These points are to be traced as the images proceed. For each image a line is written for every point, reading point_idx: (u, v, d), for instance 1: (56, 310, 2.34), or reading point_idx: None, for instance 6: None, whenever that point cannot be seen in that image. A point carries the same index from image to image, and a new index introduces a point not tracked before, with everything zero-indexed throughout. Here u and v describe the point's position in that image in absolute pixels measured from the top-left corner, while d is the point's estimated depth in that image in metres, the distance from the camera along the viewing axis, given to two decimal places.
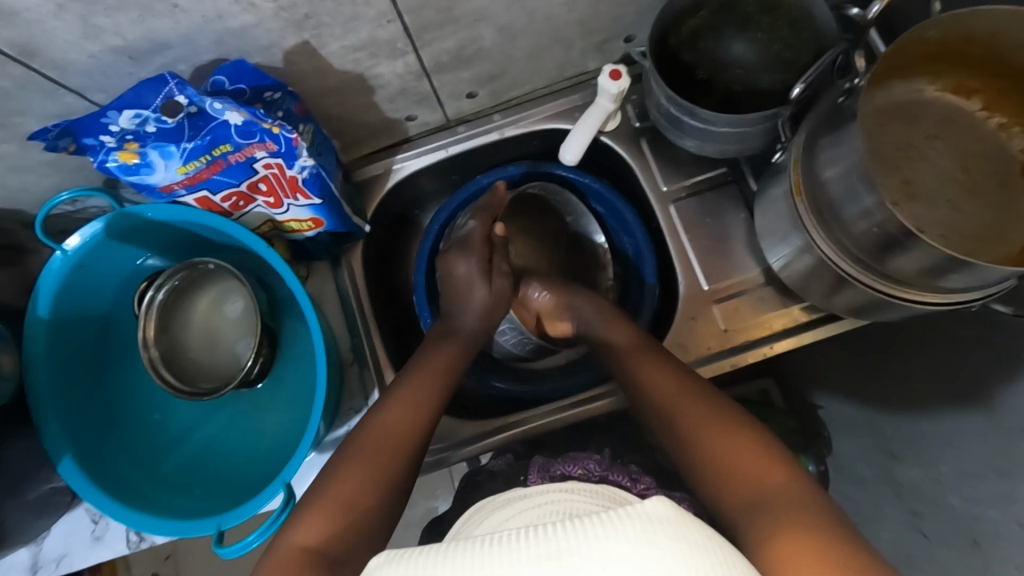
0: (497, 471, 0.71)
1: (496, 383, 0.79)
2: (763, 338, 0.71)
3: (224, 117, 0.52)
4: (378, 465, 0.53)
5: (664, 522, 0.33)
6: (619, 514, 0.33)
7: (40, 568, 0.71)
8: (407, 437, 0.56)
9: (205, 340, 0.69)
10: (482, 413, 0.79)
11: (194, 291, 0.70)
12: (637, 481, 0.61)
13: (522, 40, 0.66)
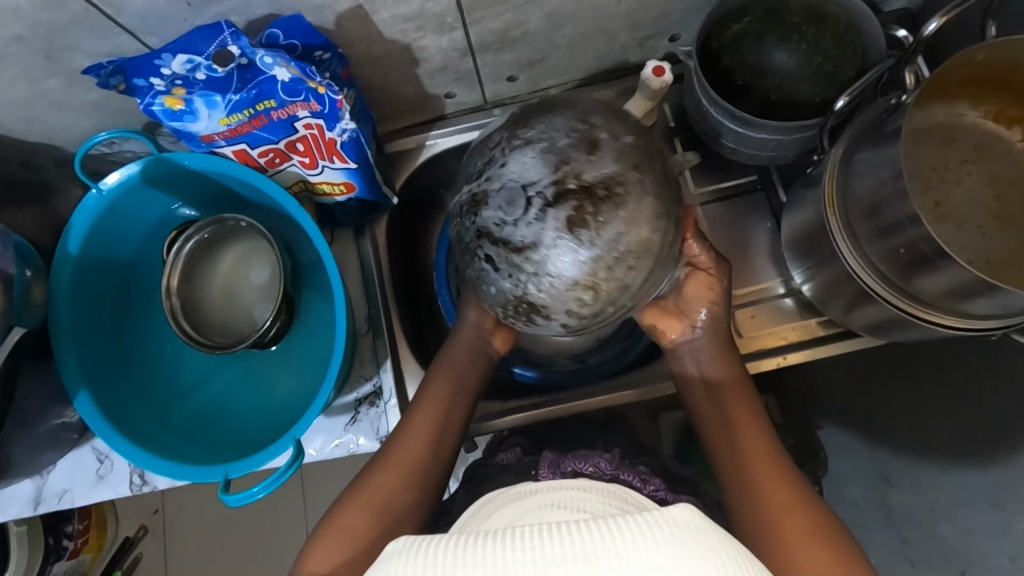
0: (506, 464, 0.69)
1: (515, 367, 0.76)
2: (777, 348, 0.71)
3: (273, 73, 0.53)
4: (409, 459, 0.58)
5: (689, 528, 0.35)
6: (647, 517, 0.35)
7: (42, 501, 0.72)
8: (437, 429, 0.61)
9: (222, 298, 0.70)
10: (490, 390, 0.78)
11: (221, 247, 0.70)
12: (648, 480, 0.62)
13: (567, 28, 0.66)
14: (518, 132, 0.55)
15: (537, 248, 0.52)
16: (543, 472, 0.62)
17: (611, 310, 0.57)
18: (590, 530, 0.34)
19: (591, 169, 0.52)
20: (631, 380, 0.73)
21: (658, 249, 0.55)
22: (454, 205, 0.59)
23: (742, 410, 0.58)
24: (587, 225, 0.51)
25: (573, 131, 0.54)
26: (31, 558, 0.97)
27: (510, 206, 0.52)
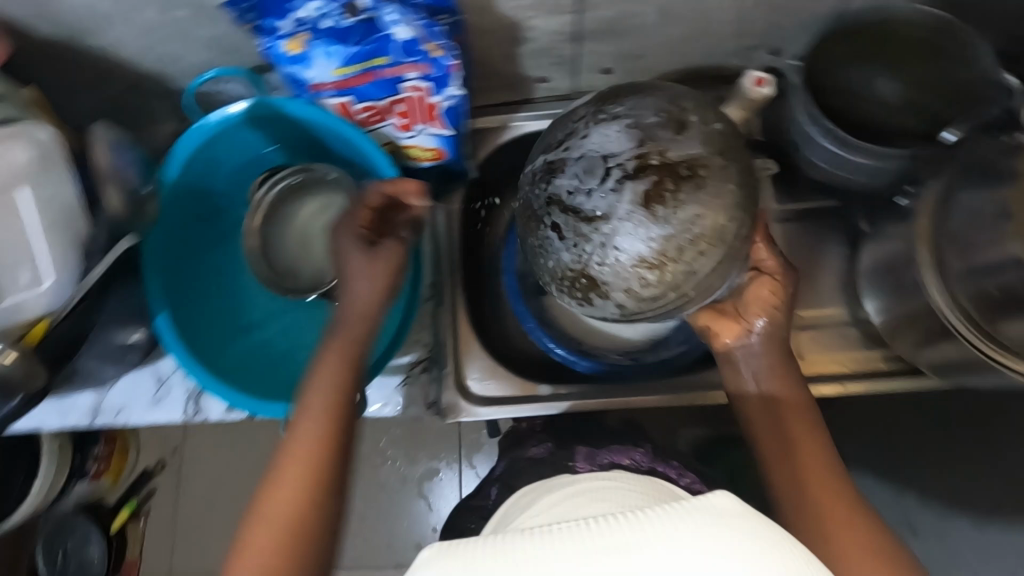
0: (539, 457, 0.77)
1: (555, 347, 0.75)
2: (835, 375, 0.70)
3: (394, 31, 0.54)
4: (308, 467, 0.50)
5: (728, 514, 0.35)
6: (686, 506, 0.35)
7: (99, 415, 0.75)
8: (330, 424, 0.53)
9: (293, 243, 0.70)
10: (526, 369, 0.77)
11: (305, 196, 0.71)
12: (683, 474, 0.68)
13: (675, 26, 0.66)
14: (607, 107, 0.55)
15: (608, 220, 0.52)
16: (580, 464, 0.67)
17: (673, 300, 0.55)
18: (627, 522, 0.35)
19: (677, 148, 0.52)
20: (672, 384, 0.74)
21: (732, 239, 0.53)
22: (534, 161, 0.57)
23: (802, 424, 0.56)
24: (664, 204, 0.51)
25: (663, 111, 0.53)
26: (56, 469, 1.01)
27: (587, 175, 0.53)
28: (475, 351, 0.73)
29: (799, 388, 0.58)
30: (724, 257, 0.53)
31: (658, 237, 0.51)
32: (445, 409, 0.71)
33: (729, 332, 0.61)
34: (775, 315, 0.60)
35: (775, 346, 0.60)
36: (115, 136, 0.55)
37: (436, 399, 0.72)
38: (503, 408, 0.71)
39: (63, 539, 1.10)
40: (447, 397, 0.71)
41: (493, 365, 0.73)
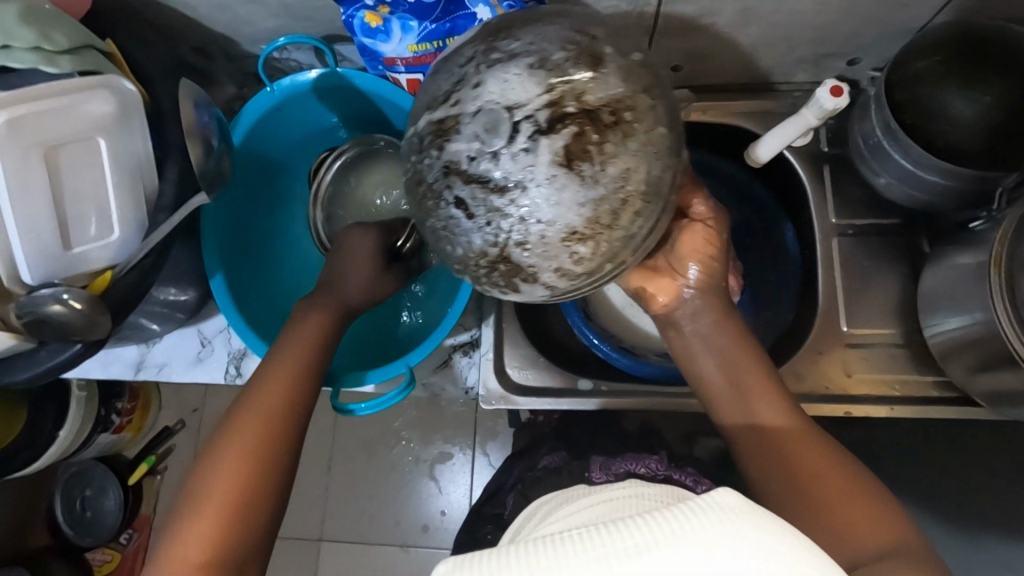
0: (554, 466, 0.80)
1: (593, 338, 0.74)
2: (882, 398, 0.69)
3: (476, 11, 0.55)
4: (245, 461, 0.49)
5: (733, 512, 0.32)
6: (692, 505, 0.32)
7: (142, 369, 0.76)
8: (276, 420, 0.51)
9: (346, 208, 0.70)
10: (568, 361, 0.77)
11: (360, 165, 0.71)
12: (698, 481, 0.74)
13: (753, 27, 0.64)
14: (498, 48, 0.47)
15: (524, 189, 0.43)
16: (596, 474, 0.74)
17: (607, 267, 0.48)
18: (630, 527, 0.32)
19: (591, 89, 0.44)
20: (679, 393, 0.72)
21: (664, 190, 0.47)
22: (422, 131, 0.48)
23: (767, 398, 0.56)
24: (581, 158, 0.43)
25: (570, 44, 0.46)
26: (81, 419, 1.02)
27: (492, 133, 0.43)
28: (516, 341, 0.73)
29: (757, 368, 0.57)
30: (657, 213, 0.47)
31: (580, 198, 0.43)
32: (482, 394, 0.70)
33: (663, 290, 0.62)
34: (708, 264, 0.61)
35: (709, 298, 0.61)
36: (198, 94, 0.58)
37: (474, 382, 0.73)
38: (541, 398, 0.70)
39: (83, 486, 1.20)
40: (486, 382, 0.70)
41: (535, 356, 0.72)
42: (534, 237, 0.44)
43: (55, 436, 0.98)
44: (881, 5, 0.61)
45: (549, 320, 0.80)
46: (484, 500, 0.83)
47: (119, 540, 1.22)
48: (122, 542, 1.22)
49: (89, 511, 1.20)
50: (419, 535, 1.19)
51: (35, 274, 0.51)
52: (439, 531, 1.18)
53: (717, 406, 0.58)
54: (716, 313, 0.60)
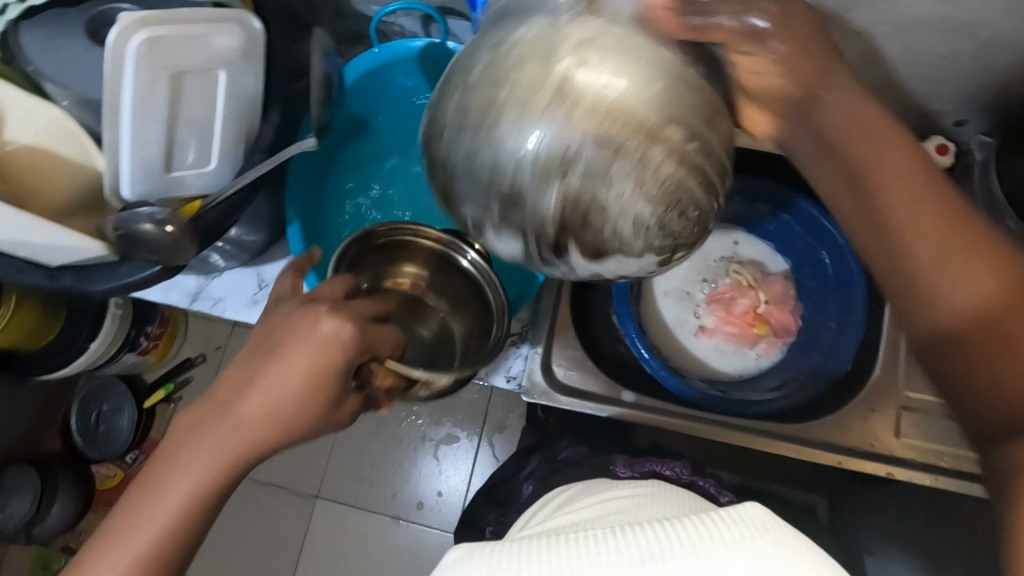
0: (571, 460, 0.79)
1: (641, 349, 0.73)
2: (928, 467, 0.67)
3: None
4: (164, 482, 0.46)
5: (757, 526, 0.33)
6: (714, 515, 0.34)
7: (198, 299, 0.78)
8: (202, 449, 0.46)
9: (385, 260, 0.66)
10: (614, 366, 0.77)
11: (443, 276, 0.67)
12: (721, 491, 0.73)
13: (871, 70, 0.63)
14: (437, 132, 0.39)
15: (537, 253, 0.39)
16: (621, 470, 0.73)
17: (692, 237, 0.38)
18: (655, 531, 0.33)
19: (528, 167, 0.36)
20: (707, 419, 0.71)
21: (706, 172, 0.36)
22: (429, 176, 0.41)
23: (970, 268, 0.46)
24: (572, 210, 0.36)
25: (483, 158, 0.37)
26: (114, 334, 1.05)
27: (476, 203, 0.39)
28: (565, 341, 0.73)
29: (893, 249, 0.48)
30: (704, 179, 0.36)
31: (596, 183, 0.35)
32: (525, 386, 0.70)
33: (752, 124, 0.49)
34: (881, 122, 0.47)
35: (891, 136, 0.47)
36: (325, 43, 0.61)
37: (518, 373, 0.73)
38: (582, 402, 0.70)
39: (101, 401, 1.21)
40: (531, 375, 0.70)
41: (582, 360, 0.72)
42: (570, 273, 0.40)
43: (87, 347, 1.01)
44: (1009, 71, 0.60)
45: (597, 327, 0.80)
46: (494, 489, 0.83)
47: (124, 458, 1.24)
48: (127, 462, 1.22)
49: (103, 425, 1.20)
50: (413, 511, 1.20)
51: (134, 191, 0.52)
52: (433, 510, 1.19)
53: (870, 253, 0.50)
54: (813, 82, 0.46)
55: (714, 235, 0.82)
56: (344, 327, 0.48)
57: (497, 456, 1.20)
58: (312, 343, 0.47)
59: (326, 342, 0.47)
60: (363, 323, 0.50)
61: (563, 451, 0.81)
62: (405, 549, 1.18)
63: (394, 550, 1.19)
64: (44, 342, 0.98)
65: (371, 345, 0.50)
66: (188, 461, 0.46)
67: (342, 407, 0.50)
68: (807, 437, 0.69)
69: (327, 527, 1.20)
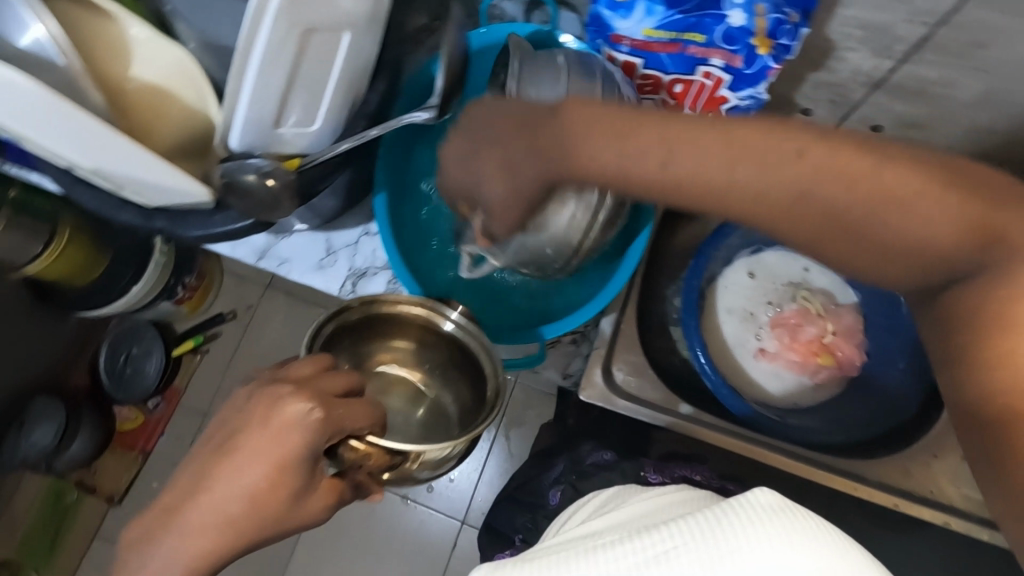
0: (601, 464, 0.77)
1: (700, 357, 0.73)
2: (983, 520, 0.66)
3: (730, 14, 0.54)
4: (206, 510, 0.46)
5: (763, 513, 0.32)
6: (721, 505, 0.33)
7: (265, 257, 0.77)
8: (237, 480, 0.46)
9: (359, 357, 0.68)
10: (669, 376, 0.77)
11: (427, 339, 0.68)
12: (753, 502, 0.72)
13: (986, 110, 0.61)
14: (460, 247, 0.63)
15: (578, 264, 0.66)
16: (651, 474, 0.71)
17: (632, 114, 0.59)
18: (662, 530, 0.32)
19: (507, 255, 0.59)
20: (762, 441, 0.70)
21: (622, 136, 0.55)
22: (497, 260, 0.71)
23: None
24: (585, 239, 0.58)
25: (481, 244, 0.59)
26: (155, 279, 1.04)
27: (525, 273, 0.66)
28: (627, 346, 0.72)
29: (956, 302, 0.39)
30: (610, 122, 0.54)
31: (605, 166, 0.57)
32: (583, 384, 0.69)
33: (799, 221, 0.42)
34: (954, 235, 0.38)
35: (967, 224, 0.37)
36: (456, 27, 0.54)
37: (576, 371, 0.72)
38: (639, 408, 0.69)
39: (130, 344, 1.20)
40: (591, 376, 0.69)
41: (642, 367, 0.71)
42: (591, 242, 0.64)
43: (128, 290, 1.00)
44: None
45: (654, 336, 0.79)
46: (519, 490, 0.80)
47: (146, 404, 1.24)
48: (149, 407, 1.25)
49: (130, 368, 1.20)
50: (423, 493, 1.20)
51: (241, 141, 0.52)
52: (442, 495, 1.19)
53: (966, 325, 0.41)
54: (857, 197, 0.38)
55: (784, 260, 0.81)
56: (303, 422, 0.47)
57: (513, 450, 1.19)
58: (266, 448, 0.46)
59: (286, 438, 0.47)
60: (329, 408, 0.49)
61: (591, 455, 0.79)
62: (411, 529, 1.19)
63: (400, 529, 1.19)
64: (91, 279, 0.98)
65: (343, 426, 0.49)
66: (184, 532, 0.46)
67: (306, 508, 0.49)
68: (864, 475, 0.68)
69: None
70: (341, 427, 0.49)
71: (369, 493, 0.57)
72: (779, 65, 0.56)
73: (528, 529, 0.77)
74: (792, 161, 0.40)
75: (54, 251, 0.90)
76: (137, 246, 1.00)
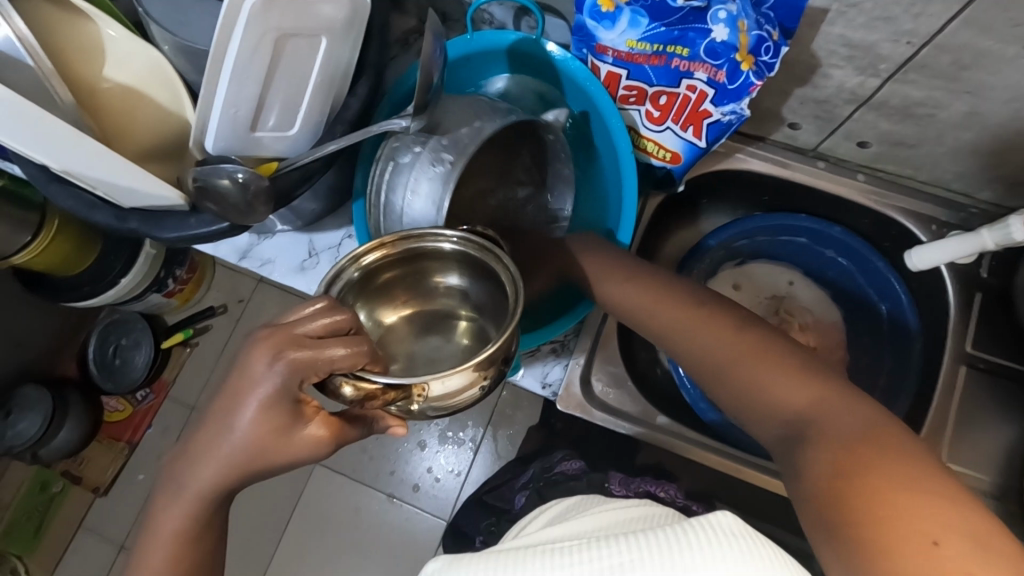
0: (572, 471, 0.77)
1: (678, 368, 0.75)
2: None
3: (714, 29, 0.54)
4: (195, 478, 0.45)
5: (727, 536, 0.31)
6: (685, 524, 0.32)
7: (247, 258, 0.76)
8: (222, 436, 0.44)
9: (369, 312, 0.58)
10: (649, 386, 0.77)
11: (433, 260, 0.57)
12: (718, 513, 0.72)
13: (971, 131, 0.61)
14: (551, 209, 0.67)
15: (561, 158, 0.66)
16: (615, 488, 0.72)
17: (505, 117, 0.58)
18: (622, 545, 0.31)
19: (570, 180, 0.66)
20: (738, 454, 0.70)
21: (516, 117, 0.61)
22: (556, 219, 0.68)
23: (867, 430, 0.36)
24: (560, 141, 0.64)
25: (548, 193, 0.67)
26: (145, 271, 1.05)
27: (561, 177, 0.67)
28: (607, 357, 0.72)
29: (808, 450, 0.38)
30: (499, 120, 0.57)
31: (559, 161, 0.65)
32: (561, 395, 0.68)
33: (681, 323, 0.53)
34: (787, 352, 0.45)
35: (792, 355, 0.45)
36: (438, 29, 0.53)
37: (555, 381, 0.68)
38: (616, 420, 0.69)
39: (120, 335, 1.20)
40: (570, 387, 0.68)
41: (622, 378, 0.72)
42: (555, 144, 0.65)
43: (117, 282, 1.00)
44: None
45: (637, 347, 0.79)
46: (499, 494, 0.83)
47: (135, 395, 1.23)
48: (137, 398, 1.23)
49: (119, 359, 1.20)
50: (408, 492, 1.20)
51: (218, 145, 0.51)
52: (427, 494, 1.19)
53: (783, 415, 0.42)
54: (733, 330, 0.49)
55: (769, 272, 0.83)
56: (273, 369, 0.42)
57: (499, 451, 1.19)
58: (249, 386, 0.43)
59: (263, 381, 0.43)
60: (301, 348, 0.42)
61: (566, 460, 0.79)
62: (394, 528, 1.18)
63: (383, 528, 1.19)
64: (77, 270, 0.97)
65: (318, 366, 0.42)
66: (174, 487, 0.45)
67: (299, 444, 0.44)
68: None
69: (323, 495, 1.21)
70: (317, 367, 0.42)
71: (387, 424, 0.51)
72: (761, 82, 0.56)
73: (491, 532, 0.81)
74: (714, 317, 0.51)
75: (40, 245, 0.88)
76: (121, 242, 1.00)
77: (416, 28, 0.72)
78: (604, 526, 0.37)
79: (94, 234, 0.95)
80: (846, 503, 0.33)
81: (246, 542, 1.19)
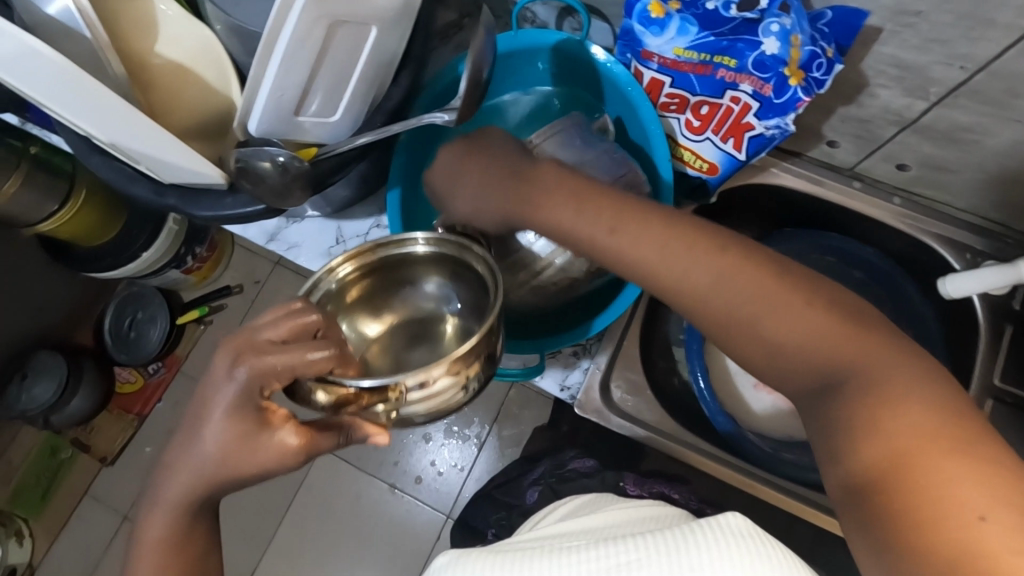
0: (583, 471, 0.77)
1: (699, 380, 0.75)
2: None
3: (764, 41, 0.53)
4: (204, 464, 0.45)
5: (734, 538, 0.31)
6: (693, 524, 0.31)
7: (274, 241, 0.77)
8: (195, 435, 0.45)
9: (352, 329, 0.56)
10: (667, 395, 0.76)
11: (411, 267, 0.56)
12: None
13: (1016, 160, 0.60)
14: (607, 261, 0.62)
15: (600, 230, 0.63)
16: (630, 488, 0.71)
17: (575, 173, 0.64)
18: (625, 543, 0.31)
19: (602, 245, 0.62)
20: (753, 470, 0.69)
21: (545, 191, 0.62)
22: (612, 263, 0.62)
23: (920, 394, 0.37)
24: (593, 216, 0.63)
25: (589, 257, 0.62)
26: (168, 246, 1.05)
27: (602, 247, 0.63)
28: (626, 364, 0.72)
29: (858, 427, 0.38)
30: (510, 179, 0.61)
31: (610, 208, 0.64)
32: (580, 399, 0.68)
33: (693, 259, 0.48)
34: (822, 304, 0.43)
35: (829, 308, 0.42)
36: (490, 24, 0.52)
37: (573, 384, 0.68)
38: (632, 427, 0.69)
39: (137, 309, 1.21)
40: (588, 391, 0.68)
41: (640, 386, 0.71)
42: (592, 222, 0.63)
43: (139, 256, 1.00)
44: None
45: (656, 356, 0.79)
46: (507, 491, 0.83)
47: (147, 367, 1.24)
48: (149, 371, 1.24)
49: (134, 332, 1.21)
50: (411, 483, 1.20)
51: (260, 128, 0.51)
52: (430, 486, 1.19)
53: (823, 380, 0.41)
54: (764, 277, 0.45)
55: None
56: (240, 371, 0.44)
57: (505, 448, 1.19)
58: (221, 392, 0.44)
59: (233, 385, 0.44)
60: (263, 354, 0.44)
61: (577, 462, 0.79)
62: (395, 517, 1.19)
63: (384, 516, 1.19)
64: (101, 241, 0.98)
65: (282, 371, 0.44)
66: (191, 465, 0.46)
67: (267, 450, 0.45)
68: None
69: (326, 480, 1.21)
70: (281, 370, 0.44)
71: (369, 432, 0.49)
72: (808, 98, 0.55)
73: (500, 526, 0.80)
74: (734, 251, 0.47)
75: (67, 214, 0.89)
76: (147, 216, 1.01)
77: (457, 22, 0.72)
78: (616, 523, 0.37)
79: (120, 206, 0.96)
80: (903, 491, 0.34)
81: (246, 522, 1.20)
